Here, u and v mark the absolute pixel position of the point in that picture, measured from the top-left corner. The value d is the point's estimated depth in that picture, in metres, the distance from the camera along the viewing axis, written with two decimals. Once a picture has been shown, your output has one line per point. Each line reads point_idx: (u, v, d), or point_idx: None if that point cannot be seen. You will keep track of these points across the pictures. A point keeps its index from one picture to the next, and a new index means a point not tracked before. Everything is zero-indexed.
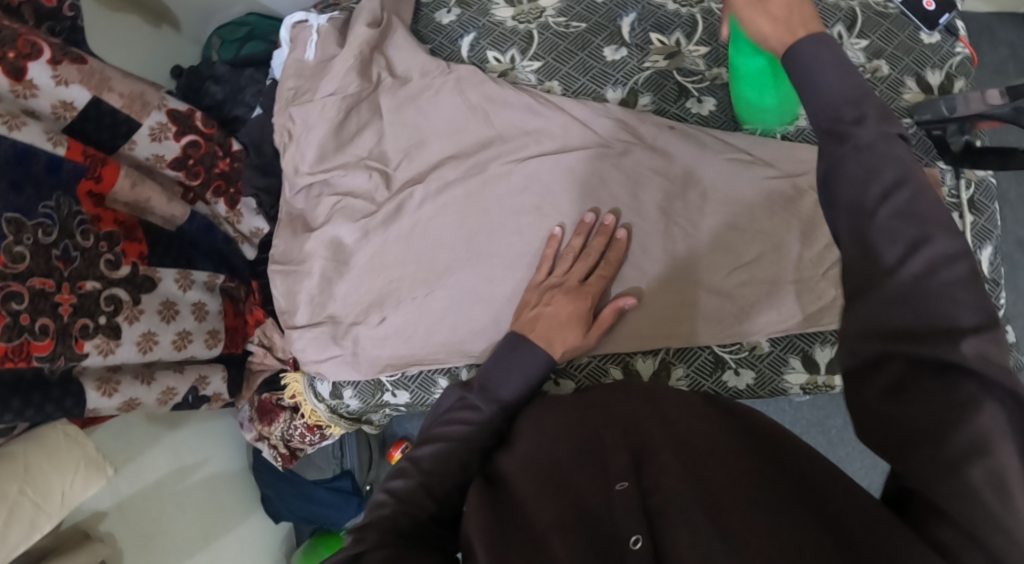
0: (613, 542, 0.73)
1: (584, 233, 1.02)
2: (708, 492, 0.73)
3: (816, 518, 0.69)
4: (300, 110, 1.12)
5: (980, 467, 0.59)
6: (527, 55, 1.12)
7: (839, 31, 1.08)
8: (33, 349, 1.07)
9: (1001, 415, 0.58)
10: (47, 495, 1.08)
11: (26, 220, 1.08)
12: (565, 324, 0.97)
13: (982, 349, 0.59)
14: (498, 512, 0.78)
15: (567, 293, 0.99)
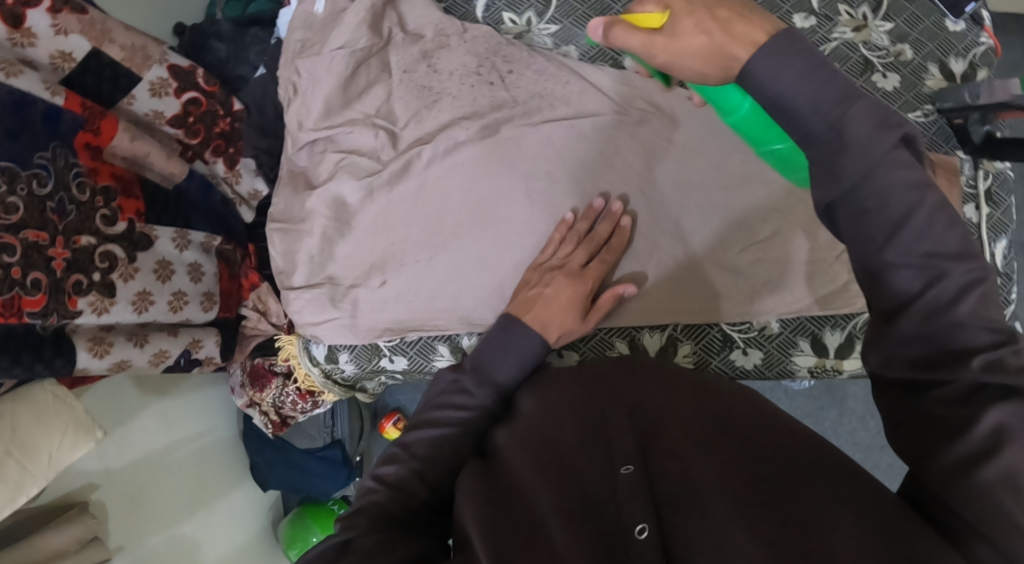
0: (617, 529, 0.70)
1: (590, 218, 1.00)
2: (718, 483, 0.70)
3: (833, 503, 0.67)
4: (307, 63, 1.08)
5: (994, 466, 0.59)
6: (544, 17, 1.09)
7: (863, 12, 1.05)
8: (25, 304, 1.04)
9: (1010, 412, 0.60)
10: (34, 456, 1.06)
11: (20, 170, 1.06)
12: (564, 307, 0.94)
13: (993, 361, 0.61)
14: (495, 497, 0.75)
15: (567, 277, 0.97)
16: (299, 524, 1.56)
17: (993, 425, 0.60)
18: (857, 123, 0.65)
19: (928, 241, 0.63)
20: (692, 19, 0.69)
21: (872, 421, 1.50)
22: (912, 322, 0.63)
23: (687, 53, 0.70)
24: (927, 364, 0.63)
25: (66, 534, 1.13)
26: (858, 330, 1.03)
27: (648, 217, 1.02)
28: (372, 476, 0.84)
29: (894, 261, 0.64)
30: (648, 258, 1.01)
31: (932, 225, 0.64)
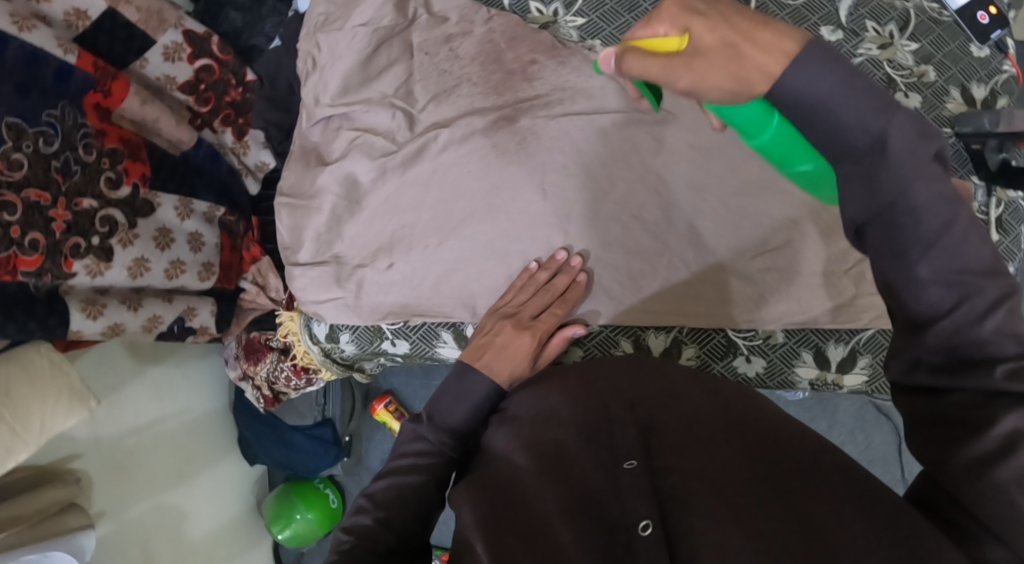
0: (621, 526, 0.70)
1: (551, 268, 1.00)
2: (720, 479, 0.71)
3: (839, 500, 0.68)
4: (329, 37, 1.08)
5: (1008, 468, 0.60)
6: (571, 10, 1.07)
7: (890, 31, 1.05)
8: (20, 263, 1.03)
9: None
10: (25, 423, 1.04)
11: (27, 127, 1.05)
12: (514, 354, 0.94)
13: (1015, 369, 0.62)
14: (499, 499, 0.76)
15: (518, 326, 0.97)
16: (284, 501, 1.58)
17: (1010, 428, 0.60)
18: (899, 141, 0.63)
19: (960, 258, 0.63)
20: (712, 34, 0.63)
21: (860, 435, 1.52)
22: (938, 334, 0.64)
23: (710, 71, 0.64)
24: (951, 371, 0.63)
25: (47, 497, 1.11)
26: (862, 345, 1.03)
27: (660, 217, 1.02)
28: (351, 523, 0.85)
29: (926, 277, 0.64)
30: (656, 256, 1.02)
31: (965, 240, 0.63)
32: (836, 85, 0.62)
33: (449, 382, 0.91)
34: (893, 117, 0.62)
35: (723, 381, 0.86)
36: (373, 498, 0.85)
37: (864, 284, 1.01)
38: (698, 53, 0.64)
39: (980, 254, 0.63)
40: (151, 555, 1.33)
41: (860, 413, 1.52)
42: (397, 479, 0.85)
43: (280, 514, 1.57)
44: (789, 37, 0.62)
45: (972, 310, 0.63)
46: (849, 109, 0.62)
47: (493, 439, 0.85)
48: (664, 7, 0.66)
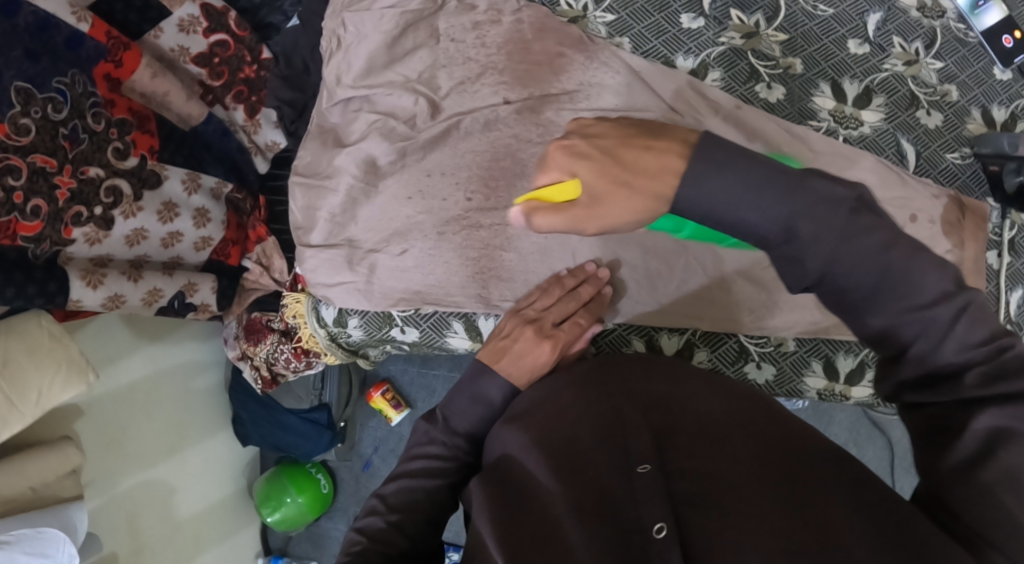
0: (636, 529, 0.68)
1: (578, 275, 1.00)
2: (734, 483, 0.70)
3: (850, 505, 0.67)
4: (355, 17, 1.07)
5: (992, 469, 0.61)
6: (601, 6, 1.06)
7: (916, 48, 1.06)
8: (20, 229, 1.02)
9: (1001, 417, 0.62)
10: (24, 394, 1.03)
11: (37, 92, 1.03)
12: (534, 361, 0.93)
13: (986, 373, 0.64)
14: (509, 498, 0.76)
15: (539, 332, 0.95)
16: (275, 483, 1.57)
17: (991, 424, 0.62)
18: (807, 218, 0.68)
19: (902, 290, 0.66)
20: (601, 177, 0.74)
21: (854, 449, 1.53)
22: (911, 364, 0.66)
23: (615, 206, 0.74)
24: (929, 384, 0.66)
25: (48, 465, 1.10)
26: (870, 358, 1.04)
27: None
28: (380, 517, 0.86)
29: (910, 297, 0.66)
30: (674, 256, 1.02)
31: (914, 267, 0.66)
32: (738, 184, 0.69)
33: (462, 383, 0.93)
34: (795, 201, 0.68)
35: (736, 386, 0.86)
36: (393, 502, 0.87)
37: None
38: (598, 197, 0.74)
39: (938, 282, 0.66)
40: (137, 531, 1.32)
41: (855, 427, 1.53)
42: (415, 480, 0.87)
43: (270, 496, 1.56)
44: (674, 155, 0.71)
45: (937, 318, 0.65)
46: (753, 206, 0.69)
47: (503, 435, 0.85)
48: (554, 160, 0.76)
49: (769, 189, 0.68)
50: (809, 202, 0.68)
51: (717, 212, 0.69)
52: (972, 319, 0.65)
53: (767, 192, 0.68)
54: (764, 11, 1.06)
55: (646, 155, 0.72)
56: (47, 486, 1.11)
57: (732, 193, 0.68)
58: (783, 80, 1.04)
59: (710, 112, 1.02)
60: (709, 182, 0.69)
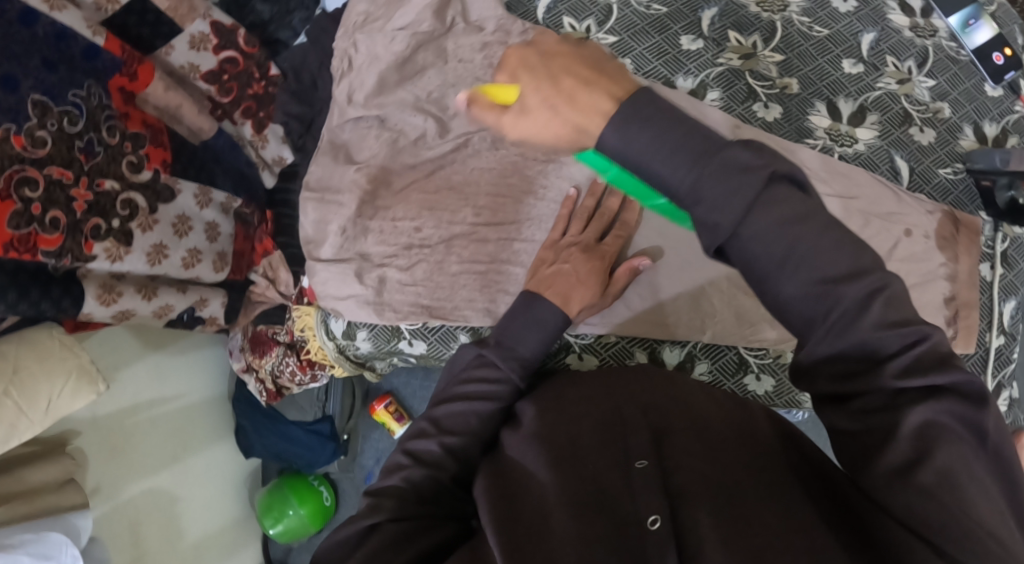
0: (632, 521, 0.74)
1: (596, 193, 1.04)
2: (724, 486, 0.74)
3: (826, 516, 0.71)
4: (367, 38, 1.10)
5: (929, 471, 0.63)
6: (603, 27, 1.09)
7: (909, 67, 1.09)
8: (41, 242, 1.04)
9: (931, 413, 0.64)
10: (33, 401, 1.04)
11: (53, 104, 1.06)
12: (584, 281, 0.99)
13: (907, 366, 0.64)
14: (507, 492, 0.80)
15: (586, 252, 1.01)
16: (276, 494, 1.59)
17: (919, 423, 0.64)
18: (713, 183, 0.66)
19: (819, 272, 0.65)
20: (537, 94, 0.71)
21: None
22: (822, 339, 0.66)
23: (535, 126, 0.73)
24: (847, 376, 0.66)
25: (45, 471, 1.12)
26: None
27: (682, 233, 1.05)
28: (436, 440, 0.88)
29: (795, 291, 0.66)
30: (682, 273, 1.05)
31: (815, 250, 0.66)
32: (655, 138, 0.67)
33: (515, 312, 0.96)
34: (705, 167, 0.66)
35: (732, 394, 0.90)
36: (455, 444, 0.88)
37: None
38: (527, 111, 0.72)
39: (840, 262, 0.65)
40: (140, 540, 1.33)
41: None
42: (471, 405, 0.90)
43: (271, 507, 1.58)
44: (610, 97, 0.69)
45: (843, 298, 0.64)
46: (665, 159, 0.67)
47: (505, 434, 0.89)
48: (508, 60, 0.74)
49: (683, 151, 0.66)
50: (733, 160, 0.66)
51: (635, 164, 0.68)
52: (883, 299, 0.65)
53: (681, 152, 0.67)
54: (761, 33, 1.09)
55: (584, 84, 0.70)
56: (48, 494, 1.12)
57: (648, 145, 0.67)
58: (779, 100, 1.07)
59: (716, 129, 1.04)
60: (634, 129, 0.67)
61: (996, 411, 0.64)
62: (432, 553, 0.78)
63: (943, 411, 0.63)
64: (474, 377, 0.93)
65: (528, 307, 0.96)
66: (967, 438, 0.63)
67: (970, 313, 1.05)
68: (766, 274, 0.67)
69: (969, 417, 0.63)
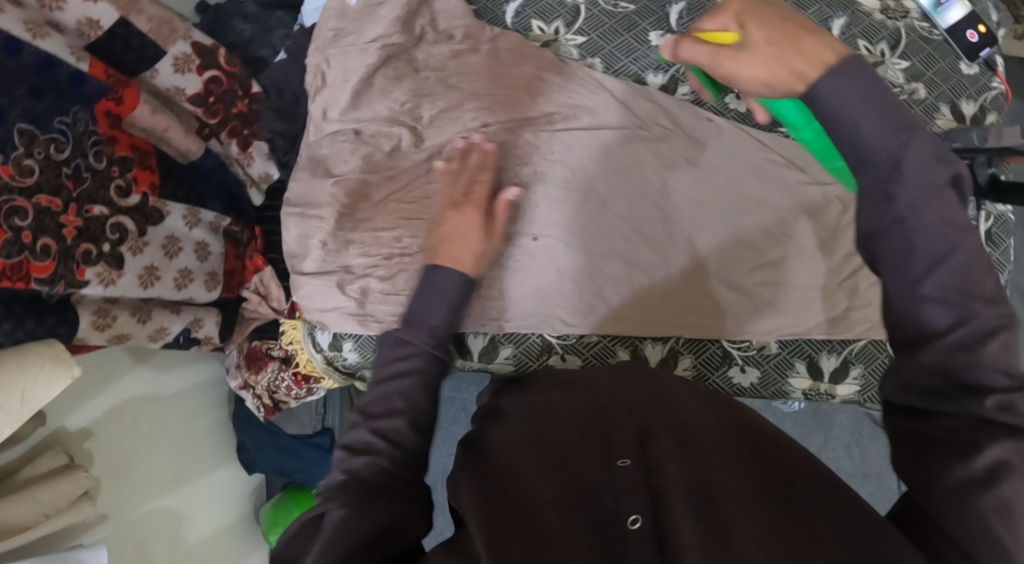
0: (613, 520, 0.74)
1: (460, 159, 1.02)
2: (707, 489, 0.74)
3: (807, 515, 0.72)
4: (339, 53, 1.08)
5: (988, 495, 0.64)
6: (572, 28, 1.11)
7: (882, 49, 1.08)
8: (33, 269, 1.05)
9: (1008, 448, 0.65)
10: (7, 395, 1.05)
11: (39, 133, 1.07)
12: (468, 237, 0.94)
13: (1003, 403, 0.67)
14: (496, 490, 0.79)
15: (460, 209, 0.97)
16: (280, 507, 1.56)
17: (990, 459, 0.65)
18: (916, 156, 0.70)
19: (957, 280, 0.69)
20: (762, 32, 0.72)
21: (856, 449, 1.54)
22: (937, 350, 0.69)
23: (751, 66, 0.73)
24: (939, 394, 0.69)
25: (55, 490, 1.14)
26: (854, 356, 1.07)
27: (659, 230, 1.05)
28: (369, 428, 0.86)
29: (929, 293, 0.70)
30: (658, 268, 1.05)
31: (970, 266, 0.69)
32: (863, 98, 0.70)
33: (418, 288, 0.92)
34: (911, 137, 0.71)
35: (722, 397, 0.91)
36: (387, 427, 0.85)
37: (857, 298, 1.05)
38: (749, 48, 0.73)
39: (942, 281, 0.69)
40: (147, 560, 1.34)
41: (857, 428, 1.54)
42: (391, 386, 0.87)
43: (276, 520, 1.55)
44: (830, 49, 0.71)
45: (974, 324, 0.68)
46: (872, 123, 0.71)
47: (493, 434, 0.89)
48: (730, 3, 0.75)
49: (887, 118, 0.71)
50: (920, 157, 0.70)
51: (836, 120, 0.72)
52: (999, 341, 0.68)
53: (881, 115, 0.71)
54: None
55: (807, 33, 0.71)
56: (61, 512, 1.14)
57: (859, 105, 0.71)
58: None
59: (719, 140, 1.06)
60: (851, 85, 0.70)
61: None
62: (390, 528, 0.77)
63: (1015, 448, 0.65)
64: (395, 358, 0.89)
65: (432, 276, 0.92)
66: None
67: None
68: (914, 268, 0.70)
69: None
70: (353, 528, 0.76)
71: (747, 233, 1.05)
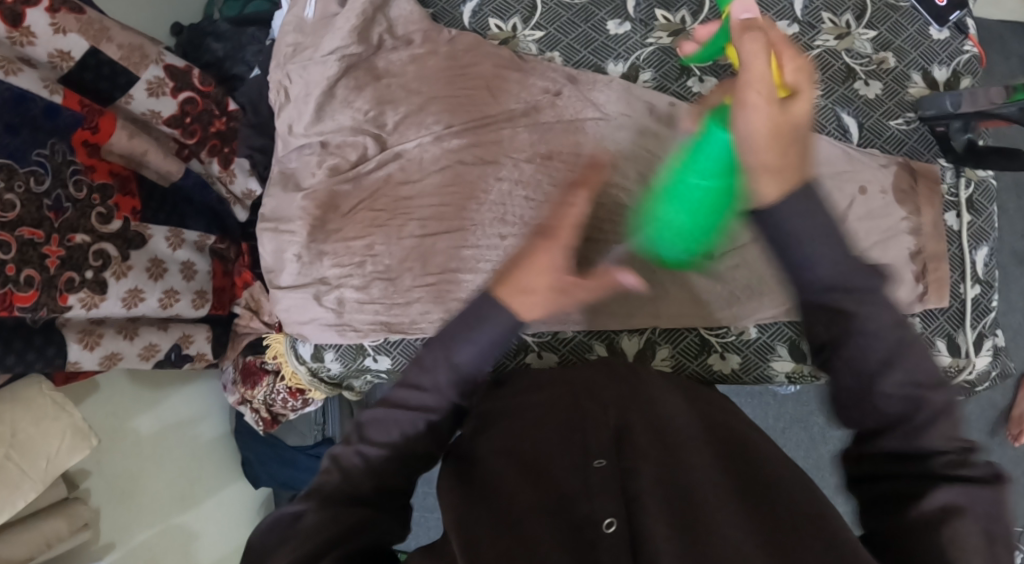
0: (587, 524, 0.73)
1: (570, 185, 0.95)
2: (683, 491, 0.74)
3: (780, 518, 0.71)
4: (299, 67, 1.09)
5: (948, 527, 0.67)
6: (529, 24, 1.11)
7: (846, 21, 1.11)
8: (17, 299, 1.07)
9: (953, 494, 0.69)
10: (32, 461, 1.11)
11: (17, 166, 1.09)
12: (536, 269, 0.86)
13: (950, 466, 0.71)
14: (474, 498, 0.78)
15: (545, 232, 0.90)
16: None
17: (943, 504, 0.69)
18: (845, 274, 0.74)
19: (914, 375, 0.73)
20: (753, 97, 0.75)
21: None
22: (896, 437, 0.73)
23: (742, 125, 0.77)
24: (898, 456, 0.73)
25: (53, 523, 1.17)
26: None
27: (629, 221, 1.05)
28: None
29: (885, 390, 0.73)
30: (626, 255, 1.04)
31: (910, 356, 0.74)
32: (813, 223, 0.74)
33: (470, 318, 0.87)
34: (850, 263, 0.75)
35: (699, 393, 0.91)
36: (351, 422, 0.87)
37: None
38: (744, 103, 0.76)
39: (894, 393, 0.73)
40: None
41: None
42: None
43: None
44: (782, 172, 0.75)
45: (917, 415, 0.72)
46: (816, 250, 0.74)
47: (473, 440, 0.88)
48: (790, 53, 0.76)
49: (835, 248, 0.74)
50: (849, 277, 0.74)
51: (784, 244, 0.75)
52: (943, 418, 0.72)
53: (821, 238, 0.74)
54: (688, 7, 1.10)
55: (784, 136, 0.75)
56: (61, 541, 1.18)
57: (811, 230, 0.74)
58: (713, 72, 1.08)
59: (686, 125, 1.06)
60: (796, 215, 0.74)
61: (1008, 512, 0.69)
62: (357, 529, 0.79)
63: (973, 493, 0.69)
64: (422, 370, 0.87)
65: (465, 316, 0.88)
66: (981, 519, 0.68)
67: (941, 265, 1.06)
68: (870, 373, 0.74)
69: (987, 495, 0.69)
70: (324, 530, 0.77)
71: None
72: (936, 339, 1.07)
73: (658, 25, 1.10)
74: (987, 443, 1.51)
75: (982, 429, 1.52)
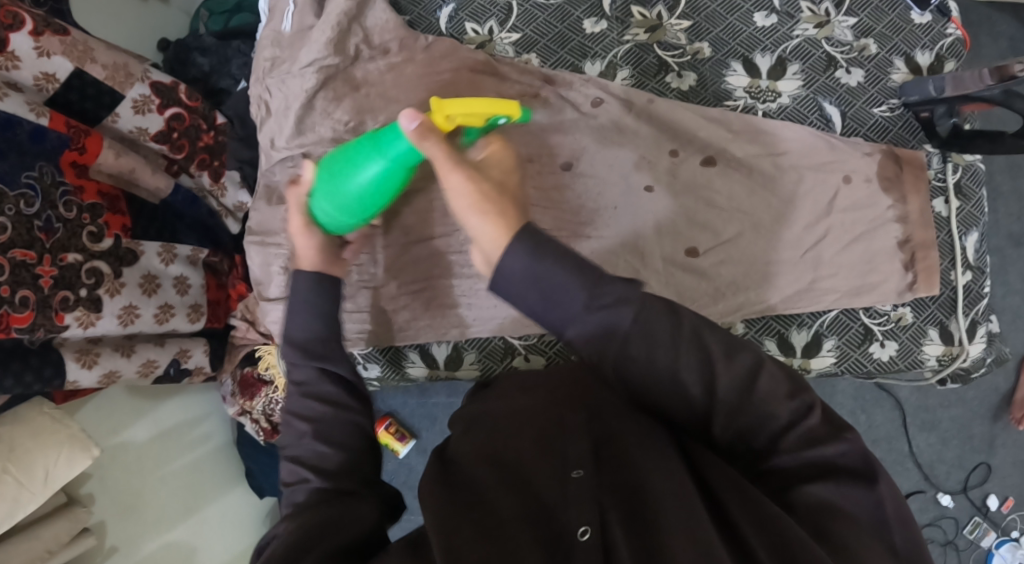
0: (562, 534, 0.72)
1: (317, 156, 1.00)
2: (654, 496, 0.73)
3: (750, 513, 0.71)
4: (277, 81, 1.09)
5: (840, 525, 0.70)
6: (505, 27, 1.10)
7: (826, 8, 1.10)
8: (13, 321, 1.08)
9: (833, 488, 0.71)
10: (30, 474, 1.11)
11: (7, 190, 1.09)
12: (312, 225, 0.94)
13: (820, 454, 0.73)
14: (453, 499, 0.77)
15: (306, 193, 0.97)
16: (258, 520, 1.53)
17: (817, 496, 0.72)
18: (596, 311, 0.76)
19: (699, 366, 0.75)
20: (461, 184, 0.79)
21: (862, 415, 1.49)
22: (727, 423, 0.76)
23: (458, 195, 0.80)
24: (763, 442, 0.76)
25: (54, 528, 1.19)
26: (825, 328, 1.08)
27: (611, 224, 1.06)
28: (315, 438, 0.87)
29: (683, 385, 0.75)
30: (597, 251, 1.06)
31: (687, 356, 0.76)
32: (547, 265, 0.76)
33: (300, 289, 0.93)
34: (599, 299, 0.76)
35: None
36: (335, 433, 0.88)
37: (822, 267, 1.06)
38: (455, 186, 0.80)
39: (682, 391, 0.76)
40: None
41: (861, 395, 1.49)
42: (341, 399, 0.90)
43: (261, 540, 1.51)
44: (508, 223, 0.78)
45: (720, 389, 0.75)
46: (551, 297, 0.76)
47: (456, 446, 0.87)
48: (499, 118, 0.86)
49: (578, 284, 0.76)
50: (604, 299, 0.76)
51: (533, 282, 0.77)
52: (783, 392, 0.75)
53: (569, 283, 0.76)
54: (665, 2, 1.10)
55: (494, 205, 0.79)
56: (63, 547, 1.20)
57: (542, 275, 0.76)
58: (692, 67, 1.10)
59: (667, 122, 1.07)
60: (528, 260, 0.76)
61: (889, 494, 0.71)
62: (326, 519, 0.77)
63: (850, 491, 0.71)
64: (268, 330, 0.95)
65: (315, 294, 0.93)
66: (863, 518, 0.70)
67: (930, 253, 1.06)
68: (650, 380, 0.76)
69: (864, 495, 0.71)
70: (293, 523, 0.78)
71: (699, 212, 1.06)
72: (928, 328, 1.08)
73: (634, 23, 1.10)
74: (990, 427, 1.50)
75: (984, 414, 1.50)
